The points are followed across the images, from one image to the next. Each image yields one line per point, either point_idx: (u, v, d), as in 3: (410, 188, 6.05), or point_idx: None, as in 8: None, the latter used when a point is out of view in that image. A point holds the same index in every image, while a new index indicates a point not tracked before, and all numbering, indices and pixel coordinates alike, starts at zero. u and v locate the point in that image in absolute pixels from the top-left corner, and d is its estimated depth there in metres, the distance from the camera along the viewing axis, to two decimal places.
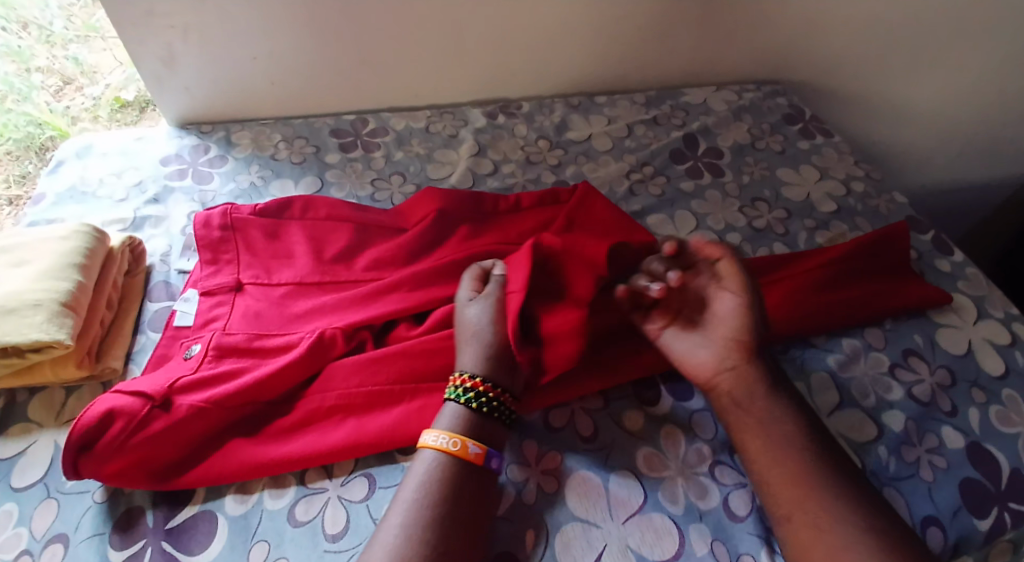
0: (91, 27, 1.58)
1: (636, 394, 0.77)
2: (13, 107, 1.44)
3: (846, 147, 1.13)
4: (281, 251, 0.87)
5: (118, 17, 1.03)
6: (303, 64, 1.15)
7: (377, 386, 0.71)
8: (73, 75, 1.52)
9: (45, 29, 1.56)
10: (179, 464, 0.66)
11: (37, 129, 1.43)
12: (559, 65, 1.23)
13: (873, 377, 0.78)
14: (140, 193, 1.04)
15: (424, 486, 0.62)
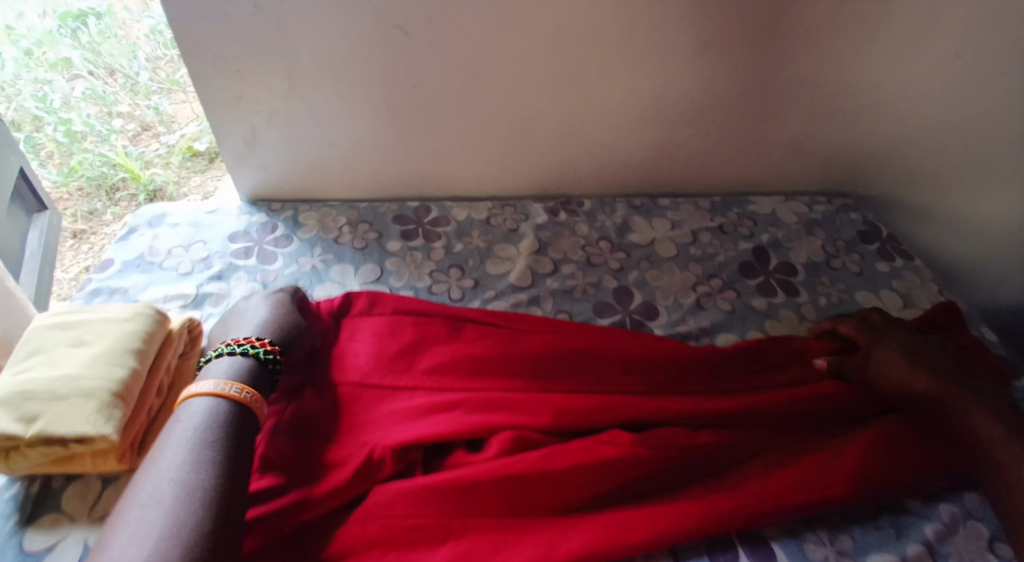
0: (174, 81, 1.62)
1: (711, 555, 0.70)
2: (92, 148, 1.48)
3: (927, 272, 1.08)
4: (348, 343, 0.86)
5: (210, 100, 1.08)
6: (376, 152, 1.17)
7: (422, 519, 0.67)
8: (152, 123, 1.59)
9: (131, 78, 1.58)
10: None
11: (111, 170, 1.48)
12: (626, 166, 1.22)
13: (973, 550, 0.73)
14: (205, 269, 1.05)
15: (197, 429, 0.66)
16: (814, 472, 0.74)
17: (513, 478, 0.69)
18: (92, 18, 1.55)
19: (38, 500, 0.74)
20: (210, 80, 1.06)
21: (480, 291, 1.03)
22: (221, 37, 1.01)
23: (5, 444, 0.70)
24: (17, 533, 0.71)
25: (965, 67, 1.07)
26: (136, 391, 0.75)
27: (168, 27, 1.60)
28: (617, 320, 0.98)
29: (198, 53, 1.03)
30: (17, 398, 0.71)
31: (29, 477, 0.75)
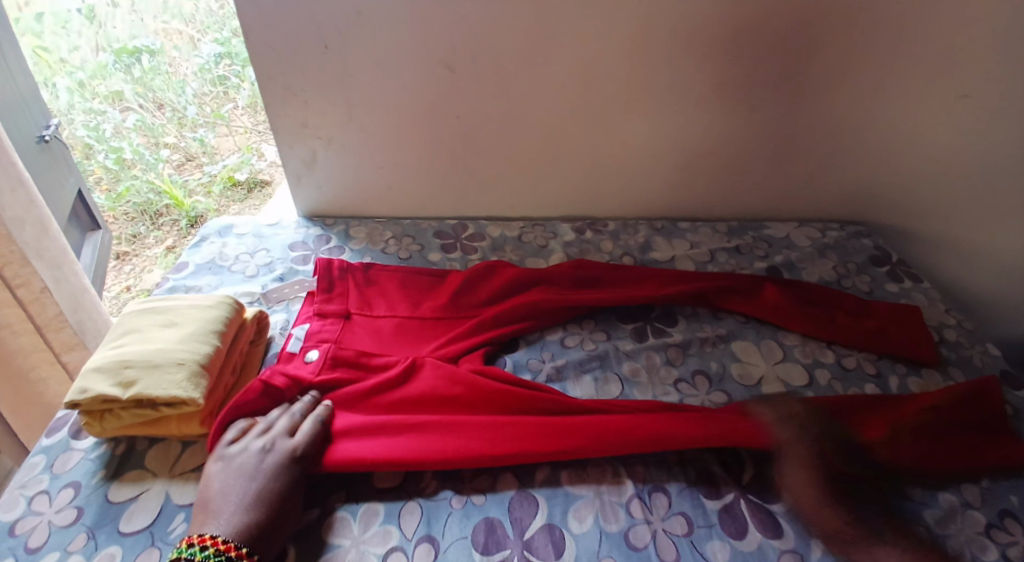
0: (219, 115, 1.92)
1: (720, 524, 0.78)
2: (139, 175, 1.79)
3: (935, 293, 1.14)
4: (394, 323, 1.01)
5: (278, 126, 1.22)
6: (420, 175, 1.29)
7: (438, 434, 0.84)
8: (195, 153, 1.90)
9: (179, 111, 1.88)
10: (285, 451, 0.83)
11: (156, 197, 1.79)
12: (648, 192, 1.31)
13: (969, 535, 0.79)
14: (267, 272, 1.17)
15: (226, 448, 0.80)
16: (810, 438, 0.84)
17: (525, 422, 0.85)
18: (144, 55, 1.82)
19: (121, 459, 0.86)
20: (279, 108, 1.20)
21: None
22: (290, 70, 1.15)
23: (102, 405, 0.81)
24: (103, 485, 0.83)
25: (975, 106, 1.14)
26: (216, 366, 0.86)
27: (215, 66, 1.90)
28: (639, 326, 1.04)
29: (270, 84, 1.17)
30: (116, 367, 0.82)
31: (112, 440, 0.88)
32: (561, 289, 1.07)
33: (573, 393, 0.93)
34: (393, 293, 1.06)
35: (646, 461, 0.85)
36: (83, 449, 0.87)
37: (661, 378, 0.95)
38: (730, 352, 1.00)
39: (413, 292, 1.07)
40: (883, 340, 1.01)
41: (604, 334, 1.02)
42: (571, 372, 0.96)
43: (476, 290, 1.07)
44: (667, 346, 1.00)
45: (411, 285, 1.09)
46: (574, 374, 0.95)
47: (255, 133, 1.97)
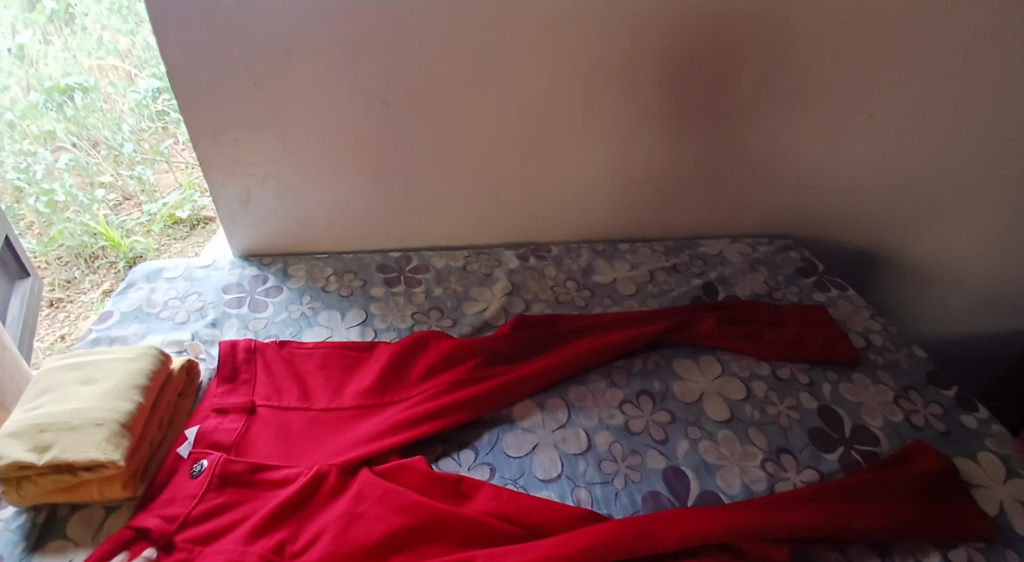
0: (158, 151, 1.89)
1: None
2: (73, 217, 1.72)
3: (860, 300, 1.20)
4: (336, 373, 0.99)
5: (209, 165, 1.20)
6: (359, 210, 1.28)
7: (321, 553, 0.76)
8: (133, 193, 1.87)
9: (114, 149, 1.82)
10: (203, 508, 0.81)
11: (91, 239, 1.73)
12: (586, 215, 1.34)
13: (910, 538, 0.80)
14: (199, 317, 1.14)
15: None
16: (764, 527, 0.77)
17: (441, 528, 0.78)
18: (77, 93, 1.72)
19: (45, 527, 0.81)
20: (210, 146, 1.18)
21: (457, 328, 1.13)
22: (221, 109, 1.14)
23: (18, 473, 0.78)
24: (25, 557, 0.78)
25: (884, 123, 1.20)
26: (140, 424, 0.83)
27: (152, 101, 1.86)
28: None
29: (200, 123, 1.15)
30: (31, 431, 0.79)
31: (34, 509, 0.83)
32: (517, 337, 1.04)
33: (520, 424, 0.93)
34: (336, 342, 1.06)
35: (592, 485, 0.85)
36: (2, 519, 0.82)
37: (606, 401, 0.96)
38: (671, 370, 1.02)
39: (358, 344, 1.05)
40: (814, 350, 1.05)
41: None
42: (517, 401, 0.96)
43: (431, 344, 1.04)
44: (610, 369, 1.01)
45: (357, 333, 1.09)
46: (521, 405, 0.96)
47: (196, 168, 1.95)
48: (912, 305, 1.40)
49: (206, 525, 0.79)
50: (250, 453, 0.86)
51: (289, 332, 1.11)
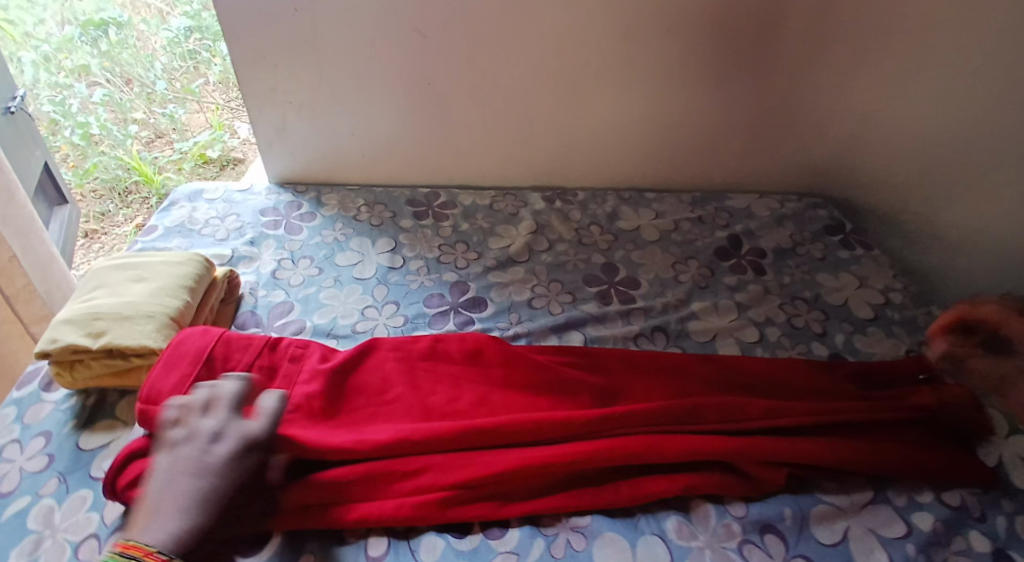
0: (189, 91, 1.88)
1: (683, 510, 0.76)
2: (107, 151, 1.77)
3: (885, 259, 1.18)
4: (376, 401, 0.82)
5: (248, 90, 1.23)
6: (391, 141, 1.30)
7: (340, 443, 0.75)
8: (165, 130, 1.86)
9: (147, 87, 1.84)
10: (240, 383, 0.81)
11: (124, 172, 1.76)
12: (615, 165, 1.34)
13: (915, 482, 0.80)
14: (238, 236, 1.17)
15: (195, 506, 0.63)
16: (764, 451, 0.78)
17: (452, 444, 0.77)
18: (112, 28, 1.78)
19: (94, 409, 0.87)
20: (249, 73, 1.21)
21: (482, 261, 1.11)
22: (261, 34, 1.16)
23: (72, 356, 0.83)
24: (75, 434, 0.84)
25: None
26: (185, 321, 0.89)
27: (185, 40, 1.85)
28: (603, 289, 1.08)
29: (238, 47, 1.18)
30: (86, 318, 0.84)
31: (84, 393, 0.89)
32: (632, 422, 0.80)
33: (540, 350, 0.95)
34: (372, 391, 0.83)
35: None
36: (54, 401, 0.88)
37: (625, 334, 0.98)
38: (692, 312, 1.04)
39: (461, 413, 0.81)
40: (829, 306, 1.08)
41: (569, 297, 1.05)
42: (536, 329, 0.97)
43: (523, 442, 0.78)
44: (629, 310, 1.03)
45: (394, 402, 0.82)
46: (540, 332, 0.97)
47: (227, 109, 1.93)
48: None
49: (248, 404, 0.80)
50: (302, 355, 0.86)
51: (320, 256, 1.11)
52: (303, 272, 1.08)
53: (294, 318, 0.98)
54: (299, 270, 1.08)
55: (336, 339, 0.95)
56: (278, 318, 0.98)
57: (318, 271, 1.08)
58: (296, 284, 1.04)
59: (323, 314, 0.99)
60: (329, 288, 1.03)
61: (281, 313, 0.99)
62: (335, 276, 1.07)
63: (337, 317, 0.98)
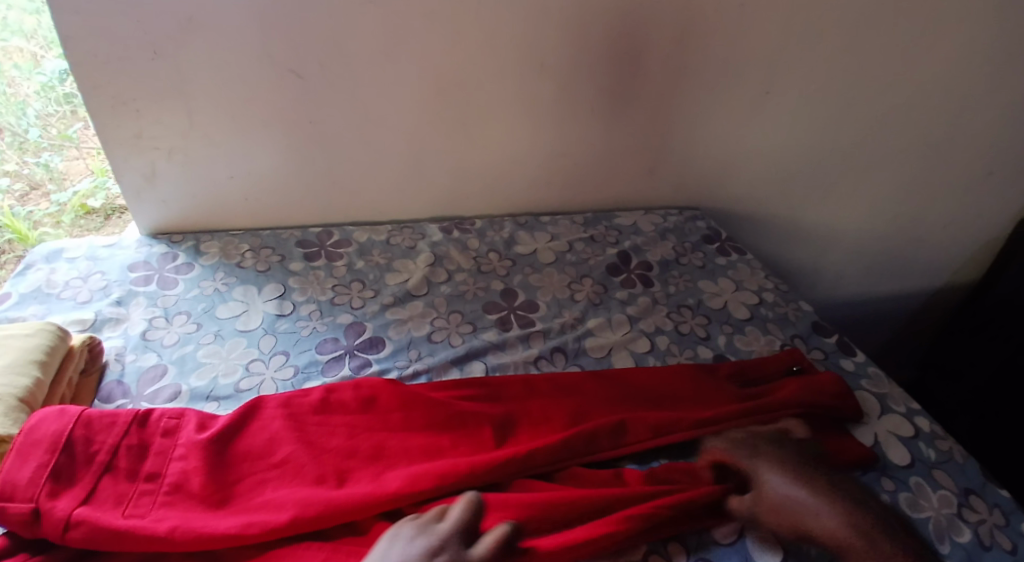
0: (66, 136, 1.42)
1: None
2: None
3: (757, 263, 1.28)
4: (265, 463, 0.79)
5: (110, 138, 1.14)
6: (277, 186, 1.25)
7: (230, 521, 0.72)
8: (41, 181, 1.43)
9: (18, 135, 1.39)
10: (108, 468, 0.76)
11: None
12: (507, 193, 1.37)
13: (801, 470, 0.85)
14: (103, 296, 1.06)
15: None
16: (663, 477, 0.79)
17: (356, 509, 0.73)
18: None
19: None
20: (108, 120, 1.12)
21: (379, 299, 1.10)
22: (121, 78, 1.08)
23: None
24: None
25: (772, 101, 1.30)
26: (39, 399, 0.83)
27: (60, 83, 1.36)
28: (503, 315, 1.10)
29: (98, 95, 1.09)
30: None
31: None
32: (537, 456, 0.80)
33: None
34: (261, 453, 0.80)
35: None
36: None
37: (525, 359, 1.00)
38: (589, 329, 1.08)
39: (350, 465, 0.80)
40: (709, 311, 1.15)
41: (471, 327, 1.07)
42: (437, 364, 0.98)
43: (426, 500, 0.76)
44: (529, 334, 1.05)
45: (288, 460, 0.80)
46: (442, 367, 0.98)
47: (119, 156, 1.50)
48: (814, 266, 1.57)
49: (120, 490, 0.75)
50: (178, 428, 0.81)
51: (202, 311, 1.04)
52: (178, 329, 1.00)
53: (167, 383, 0.92)
54: (173, 327, 1.01)
55: (217, 403, 0.89)
56: (148, 385, 0.91)
57: (195, 327, 1.01)
58: (170, 343, 0.98)
59: (201, 376, 0.93)
60: (208, 345, 0.98)
61: (152, 378, 0.92)
62: (215, 330, 1.01)
63: (217, 377, 0.93)
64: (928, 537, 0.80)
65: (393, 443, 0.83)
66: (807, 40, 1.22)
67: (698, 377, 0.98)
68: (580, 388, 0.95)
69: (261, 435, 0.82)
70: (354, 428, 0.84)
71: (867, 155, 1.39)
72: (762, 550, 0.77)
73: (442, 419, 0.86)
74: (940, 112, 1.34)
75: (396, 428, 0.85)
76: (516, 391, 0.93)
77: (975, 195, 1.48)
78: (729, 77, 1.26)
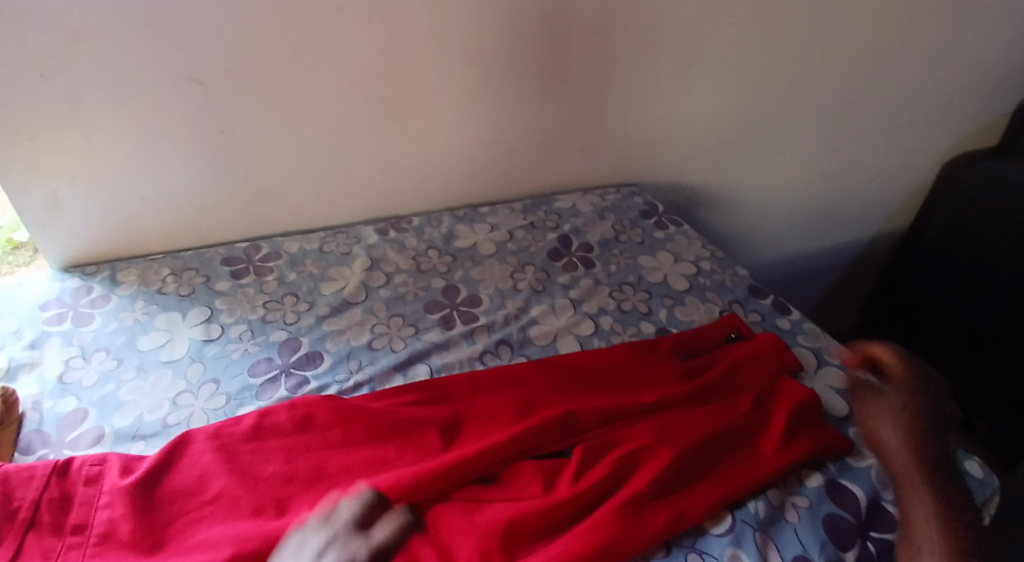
0: None
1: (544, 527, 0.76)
2: None
3: (694, 233, 1.29)
4: (199, 501, 0.75)
5: (2, 171, 1.06)
6: (196, 202, 1.19)
7: None
8: None
9: None
10: (29, 524, 0.71)
11: None
12: (440, 187, 1.34)
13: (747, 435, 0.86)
14: (14, 340, 1.00)
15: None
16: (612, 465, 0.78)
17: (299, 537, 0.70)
18: None
19: None
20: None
21: (314, 310, 1.06)
22: (8, 106, 1.00)
23: None
24: None
25: (694, 72, 1.30)
26: None
27: None
28: (445, 313, 1.07)
29: None
30: None
31: None
32: (484, 458, 0.78)
33: None
34: (195, 490, 0.76)
35: None
36: None
37: (468, 356, 0.98)
38: (531, 319, 1.06)
39: (290, 491, 0.77)
40: (651, 286, 1.15)
41: (412, 330, 1.04)
42: (379, 372, 0.95)
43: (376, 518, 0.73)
44: (471, 330, 1.03)
45: (224, 494, 0.76)
46: (383, 374, 0.95)
47: None
48: (755, 230, 1.59)
49: (44, 546, 0.70)
50: (102, 474, 0.76)
51: (123, 344, 0.99)
52: (98, 367, 0.95)
53: (89, 426, 0.86)
54: (92, 366, 0.95)
55: (144, 441, 0.85)
56: (70, 430, 0.86)
57: (116, 363, 0.95)
58: (89, 384, 0.92)
59: (125, 415, 0.88)
60: (131, 382, 0.92)
61: (73, 423, 0.87)
62: (137, 364, 0.95)
63: (142, 413, 0.88)
64: (872, 485, 0.82)
65: (336, 462, 0.79)
66: (721, 6, 1.22)
67: (642, 355, 0.98)
68: (526, 379, 0.93)
69: (192, 472, 0.78)
70: (291, 451, 0.81)
71: (791, 116, 1.41)
72: (714, 518, 0.77)
73: (385, 429, 0.84)
74: (855, 67, 1.36)
75: (337, 447, 0.81)
76: (463, 391, 0.91)
77: (898, 144, 1.52)
78: (650, 50, 1.25)
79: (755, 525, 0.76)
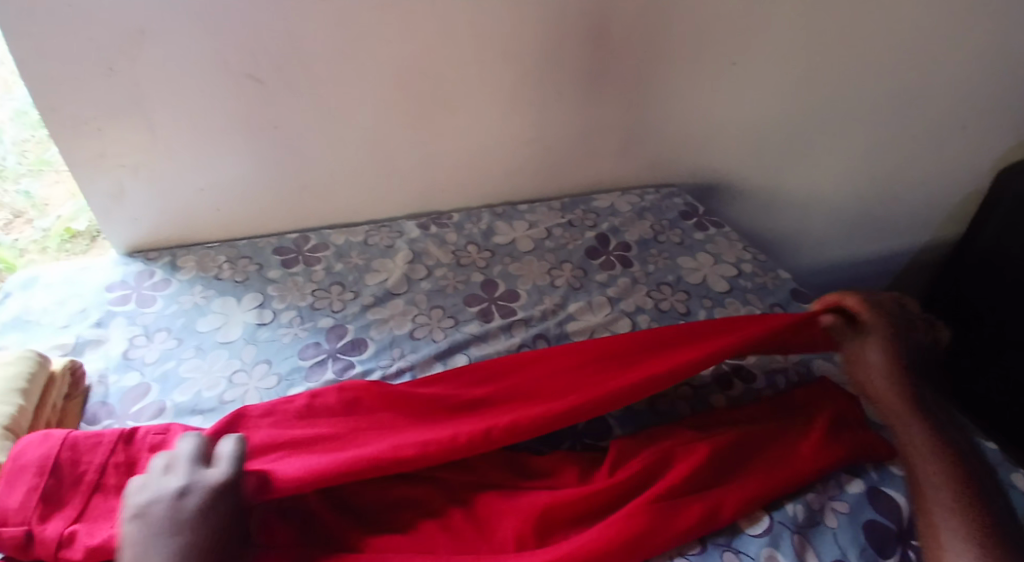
0: (44, 162, 1.28)
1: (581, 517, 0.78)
2: None
3: (735, 235, 1.29)
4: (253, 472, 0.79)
5: (73, 161, 1.12)
6: (249, 194, 1.25)
7: None
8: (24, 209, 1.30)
9: None
10: (98, 486, 0.76)
11: None
12: (482, 184, 1.37)
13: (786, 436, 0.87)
14: (81, 319, 1.06)
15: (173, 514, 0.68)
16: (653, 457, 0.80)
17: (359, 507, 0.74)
18: None
19: None
20: (70, 141, 1.10)
21: (359, 299, 1.10)
22: (80, 99, 1.07)
23: None
24: None
25: (737, 73, 1.30)
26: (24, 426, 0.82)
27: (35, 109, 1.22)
28: (485, 306, 1.10)
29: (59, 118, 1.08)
30: None
31: None
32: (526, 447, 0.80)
33: None
34: None
35: None
36: None
37: (507, 348, 1.00)
38: (569, 314, 1.08)
39: None
40: (690, 286, 1.16)
41: (452, 321, 1.07)
42: (420, 361, 0.98)
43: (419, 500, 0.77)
44: (510, 323, 1.06)
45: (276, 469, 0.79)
46: (424, 363, 0.98)
47: None
48: (798, 233, 1.57)
49: (111, 507, 0.75)
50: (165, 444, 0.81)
51: (181, 325, 1.04)
52: (159, 346, 1.00)
53: (150, 401, 0.92)
54: (154, 345, 1.00)
55: (201, 416, 0.89)
56: (132, 404, 0.91)
57: (176, 343, 1.01)
58: (150, 361, 0.98)
59: (183, 391, 0.93)
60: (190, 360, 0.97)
61: (135, 397, 0.92)
62: (195, 344, 1.00)
63: (200, 390, 0.93)
64: None
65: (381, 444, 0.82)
66: (766, 7, 1.22)
67: None
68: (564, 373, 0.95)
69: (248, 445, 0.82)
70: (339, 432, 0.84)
71: (837, 118, 1.39)
72: (749, 517, 0.78)
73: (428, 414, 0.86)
74: (905, 70, 1.34)
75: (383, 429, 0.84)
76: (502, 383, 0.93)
77: (949, 149, 1.48)
78: (693, 50, 1.25)
79: (792, 527, 0.77)
